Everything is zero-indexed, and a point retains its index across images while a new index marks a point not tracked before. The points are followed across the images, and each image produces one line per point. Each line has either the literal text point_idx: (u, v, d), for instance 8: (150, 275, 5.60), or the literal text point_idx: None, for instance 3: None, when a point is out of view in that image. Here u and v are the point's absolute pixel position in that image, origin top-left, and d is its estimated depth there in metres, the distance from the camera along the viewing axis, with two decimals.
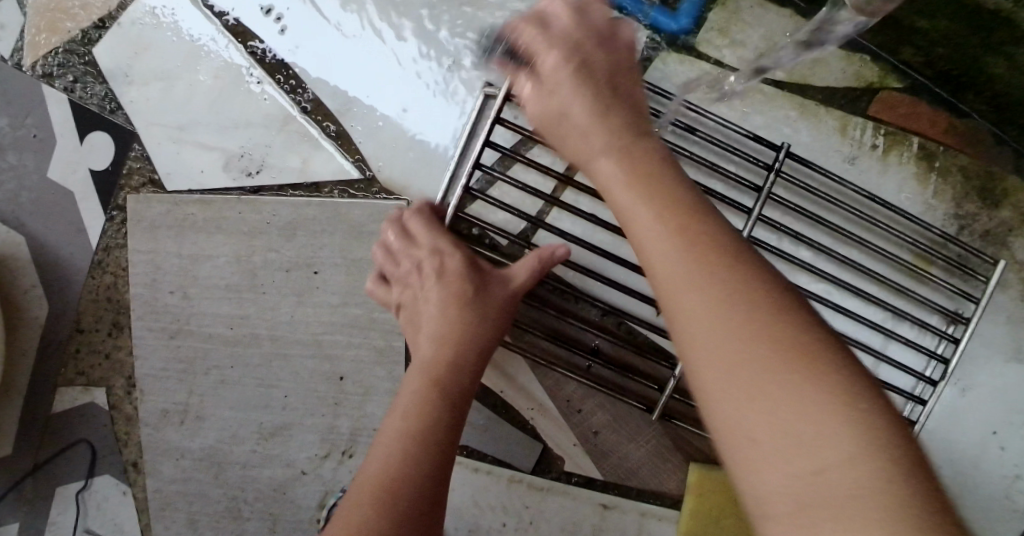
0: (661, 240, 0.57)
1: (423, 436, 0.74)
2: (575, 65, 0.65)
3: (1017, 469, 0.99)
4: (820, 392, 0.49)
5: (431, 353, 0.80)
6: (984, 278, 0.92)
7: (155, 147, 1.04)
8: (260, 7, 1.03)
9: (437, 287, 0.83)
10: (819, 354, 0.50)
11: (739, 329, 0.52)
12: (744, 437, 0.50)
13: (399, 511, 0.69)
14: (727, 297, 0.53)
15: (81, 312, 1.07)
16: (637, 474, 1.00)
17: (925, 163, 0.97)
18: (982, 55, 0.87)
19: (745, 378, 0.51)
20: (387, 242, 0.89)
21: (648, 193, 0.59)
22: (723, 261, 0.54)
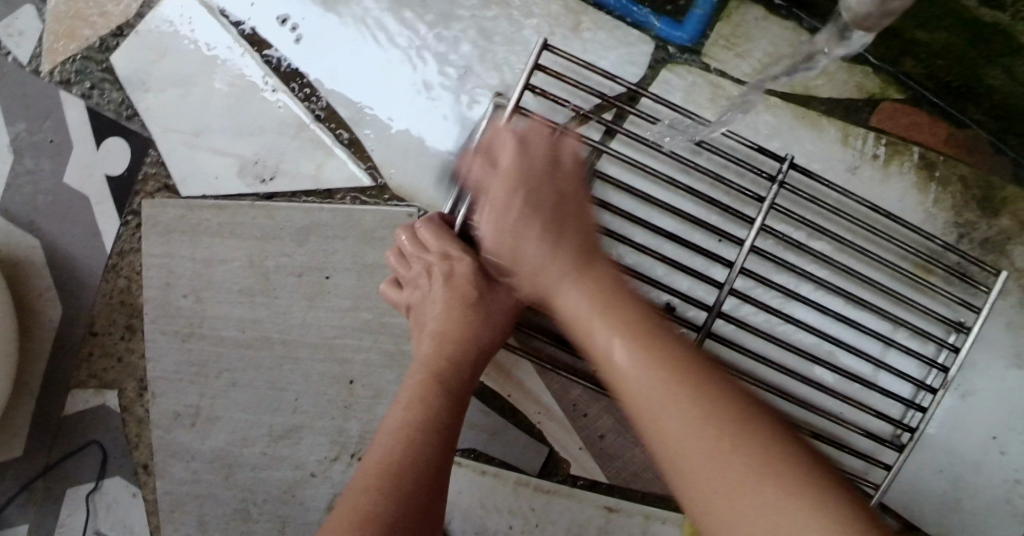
0: (585, 301, 0.71)
1: (425, 437, 0.76)
2: (523, 175, 0.77)
3: (1017, 473, 1.00)
4: (760, 464, 0.57)
5: (433, 355, 0.82)
6: (986, 288, 0.94)
7: (171, 153, 1.06)
8: (274, 16, 1.05)
9: (443, 290, 0.85)
10: (756, 438, 0.58)
11: (676, 411, 0.61)
12: (723, 515, 0.57)
13: (399, 504, 0.71)
14: (655, 372, 0.64)
15: (94, 315, 1.08)
16: (642, 477, 1.02)
17: (926, 172, 0.99)
18: (981, 67, 0.89)
19: (693, 449, 0.59)
20: (400, 246, 0.91)
21: (605, 321, 0.69)
22: (639, 334, 0.67)
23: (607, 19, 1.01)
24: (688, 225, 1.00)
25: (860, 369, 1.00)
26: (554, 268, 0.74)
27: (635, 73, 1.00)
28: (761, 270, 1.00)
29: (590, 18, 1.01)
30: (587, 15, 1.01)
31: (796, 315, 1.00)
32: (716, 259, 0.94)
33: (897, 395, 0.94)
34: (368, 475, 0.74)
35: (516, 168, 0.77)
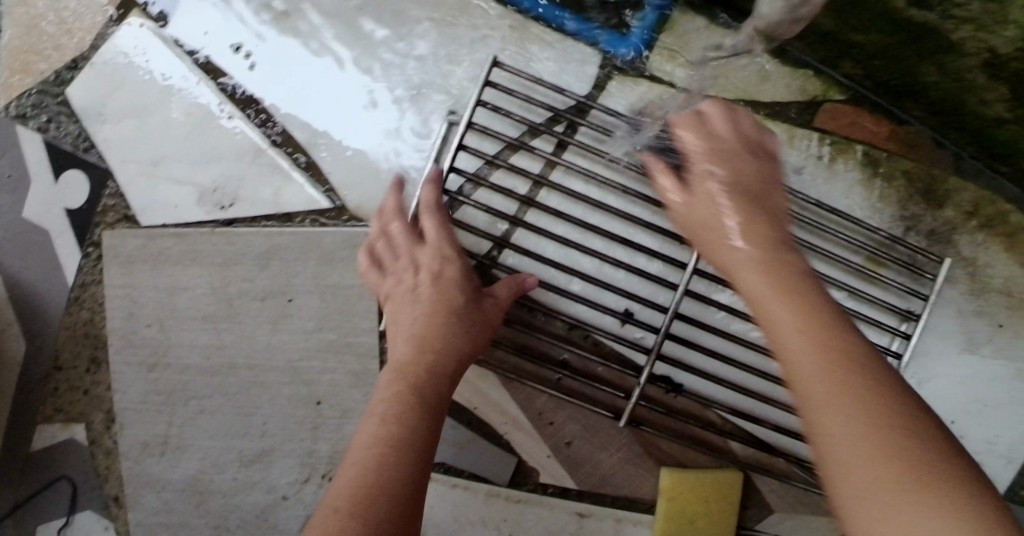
0: (772, 290, 0.66)
1: (403, 438, 0.74)
2: (732, 168, 0.75)
3: (977, 457, 1.03)
4: (911, 444, 0.55)
5: (411, 357, 0.82)
6: (932, 275, 0.99)
7: (130, 183, 1.06)
8: (228, 44, 1.07)
9: (429, 288, 0.87)
10: (913, 425, 0.56)
11: (851, 402, 0.57)
12: (854, 479, 0.55)
13: (381, 515, 0.68)
14: (845, 369, 0.59)
15: (59, 349, 1.08)
16: (611, 482, 1.03)
17: (870, 168, 1.02)
18: (916, 64, 0.91)
19: (845, 426, 0.57)
20: (389, 232, 0.93)
21: (783, 299, 0.65)
22: (824, 325, 0.62)
23: (553, 34, 1.03)
24: (643, 231, 1.01)
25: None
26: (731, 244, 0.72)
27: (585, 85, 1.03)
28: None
29: (538, 34, 1.04)
30: (535, 31, 1.04)
31: None
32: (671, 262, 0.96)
33: None
34: (344, 480, 0.71)
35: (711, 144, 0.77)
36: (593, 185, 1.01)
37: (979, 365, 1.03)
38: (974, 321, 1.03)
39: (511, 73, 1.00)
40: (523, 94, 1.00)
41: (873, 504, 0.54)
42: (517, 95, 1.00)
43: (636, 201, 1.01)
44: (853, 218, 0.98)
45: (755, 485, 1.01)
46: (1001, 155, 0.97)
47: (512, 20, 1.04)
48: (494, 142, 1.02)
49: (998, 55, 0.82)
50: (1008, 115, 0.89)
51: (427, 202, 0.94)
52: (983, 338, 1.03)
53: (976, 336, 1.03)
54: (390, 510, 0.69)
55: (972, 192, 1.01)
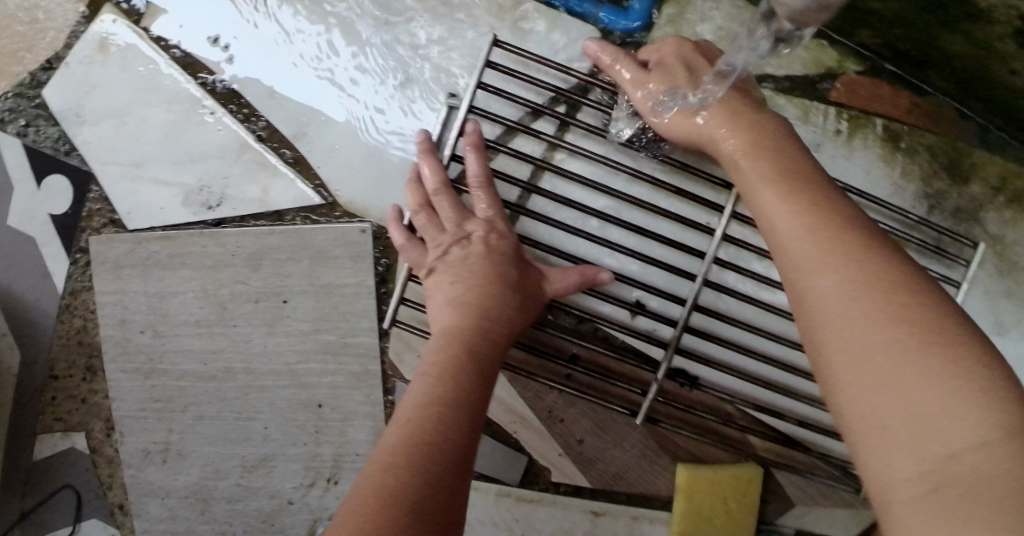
0: (793, 224, 0.67)
1: (457, 398, 0.71)
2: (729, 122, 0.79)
3: None
4: (970, 394, 0.52)
5: (458, 320, 0.78)
6: (964, 261, 0.92)
7: (113, 187, 1.02)
8: (205, 37, 1.02)
9: (480, 259, 0.83)
10: (969, 371, 0.53)
11: (904, 360, 0.55)
12: (850, 343, 0.58)
13: (436, 475, 0.64)
14: (898, 316, 0.57)
15: (54, 358, 1.06)
16: (625, 478, 0.99)
17: (890, 144, 0.95)
18: (938, 33, 0.85)
19: (874, 362, 0.56)
20: (434, 205, 0.87)
21: (781, 180, 0.70)
22: (862, 272, 0.61)
23: (549, 13, 0.97)
24: (654, 217, 0.95)
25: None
26: (749, 185, 0.73)
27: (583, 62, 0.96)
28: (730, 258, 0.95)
29: (534, 13, 0.97)
30: (530, 11, 0.97)
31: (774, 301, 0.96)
32: (687, 250, 0.89)
33: None
34: (395, 440, 0.66)
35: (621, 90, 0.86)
36: (601, 171, 0.95)
37: (1007, 348, 0.98)
38: (1002, 302, 0.97)
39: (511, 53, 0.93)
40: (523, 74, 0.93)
41: (914, 459, 0.52)
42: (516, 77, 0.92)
43: (646, 187, 0.95)
44: (880, 199, 0.91)
45: (774, 477, 0.98)
46: None
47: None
48: (494, 128, 0.95)
49: None
50: None
51: (472, 170, 0.86)
52: (1012, 319, 0.97)
53: (1004, 317, 0.97)
54: (446, 468, 0.65)
55: (999, 165, 0.95)
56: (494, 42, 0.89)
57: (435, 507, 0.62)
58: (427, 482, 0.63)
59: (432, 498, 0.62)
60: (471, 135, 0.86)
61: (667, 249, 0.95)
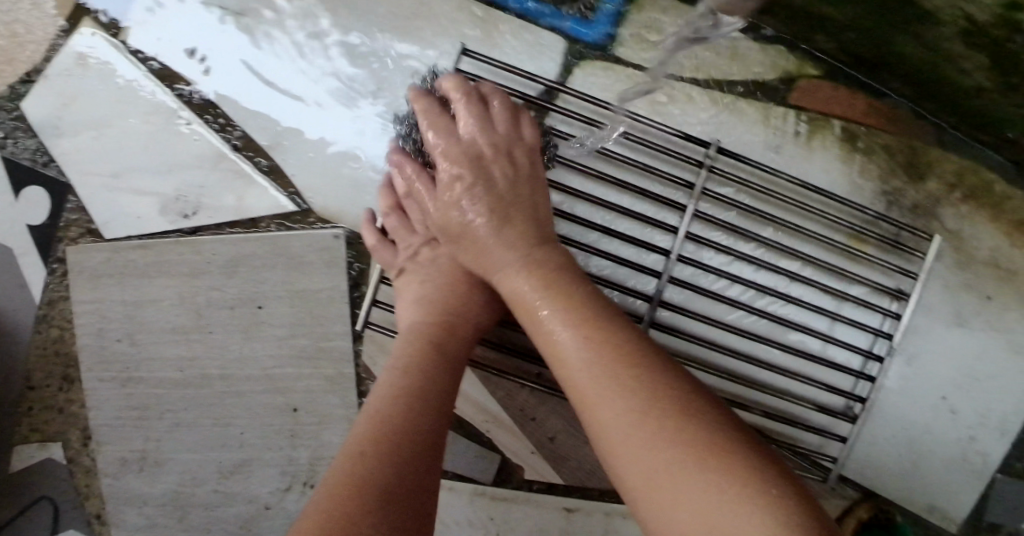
0: (557, 291, 0.74)
1: (426, 389, 0.74)
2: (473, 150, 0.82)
3: (971, 432, 1.01)
4: (688, 421, 0.63)
5: (428, 317, 0.81)
6: (920, 253, 0.96)
7: (91, 197, 1.04)
8: (183, 49, 1.04)
9: (450, 259, 0.85)
10: (677, 399, 0.65)
11: (634, 412, 0.64)
12: (631, 459, 0.64)
13: (408, 459, 0.67)
14: (612, 370, 0.67)
15: (31, 369, 1.06)
16: (598, 475, 1.01)
17: (848, 144, 0.99)
18: (891, 35, 0.88)
19: (656, 475, 0.62)
20: (405, 208, 0.90)
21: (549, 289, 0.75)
22: (598, 337, 0.70)
23: (517, 22, 1.00)
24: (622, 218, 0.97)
25: (808, 345, 0.99)
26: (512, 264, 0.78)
27: (552, 71, 0.99)
28: (694, 257, 0.97)
29: (501, 24, 1.00)
30: (497, 22, 1.00)
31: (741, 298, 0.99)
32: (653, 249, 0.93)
33: (843, 366, 0.96)
34: (365, 429, 0.69)
35: (446, 147, 0.83)
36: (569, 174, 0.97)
37: (969, 339, 1.00)
38: (962, 294, 1.00)
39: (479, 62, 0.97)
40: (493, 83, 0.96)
41: (676, 509, 0.60)
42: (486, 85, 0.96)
43: (614, 189, 0.97)
44: (837, 197, 0.95)
45: None
46: (984, 125, 0.94)
47: (473, 13, 1.01)
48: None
49: (976, 23, 0.80)
50: (989, 83, 0.86)
51: (440, 175, 0.88)
52: (971, 311, 1.00)
53: (965, 309, 1.00)
54: (418, 451, 0.68)
55: (954, 163, 0.99)
56: (464, 51, 0.93)
57: (408, 487, 0.65)
58: (397, 466, 0.66)
59: (405, 480, 0.65)
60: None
61: (635, 250, 0.97)
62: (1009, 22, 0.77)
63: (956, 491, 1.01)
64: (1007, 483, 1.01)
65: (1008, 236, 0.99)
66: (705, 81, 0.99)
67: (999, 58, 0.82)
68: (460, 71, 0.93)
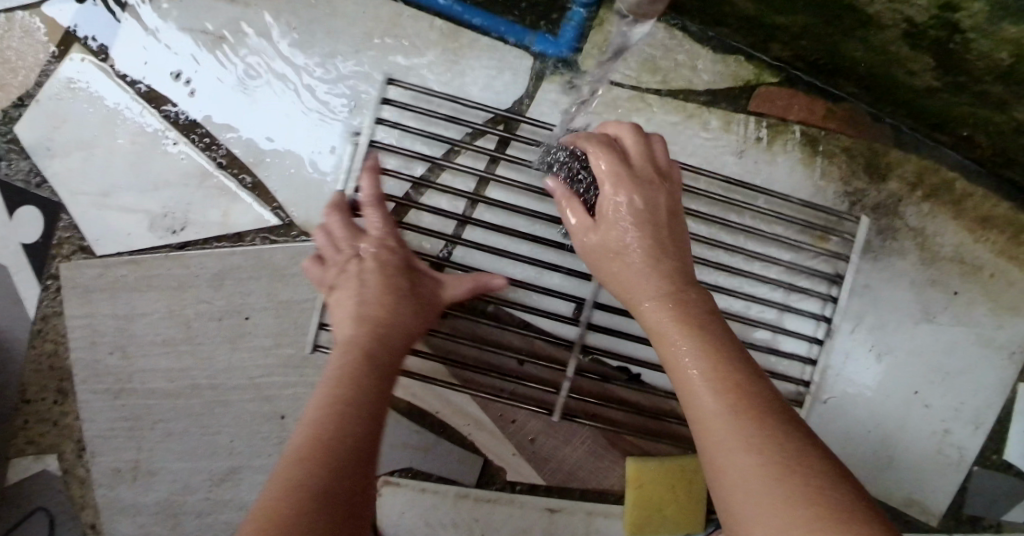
0: (662, 297, 0.76)
1: (361, 404, 0.73)
2: (622, 163, 0.82)
3: (944, 424, 1.03)
4: (764, 427, 0.65)
5: (357, 323, 0.81)
6: (849, 236, 0.98)
7: (82, 216, 1.07)
8: (168, 73, 1.08)
9: (374, 274, 0.85)
10: (779, 423, 0.65)
11: (735, 411, 0.66)
12: (701, 416, 0.68)
13: (337, 467, 0.67)
14: (725, 387, 0.68)
15: (26, 383, 1.09)
16: (577, 475, 1.03)
17: (810, 147, 1.02)
18: (840, 40, 0.92)
19: (725, 438, 0.65)
20: (329, 225, 0.89)
21: (650, 267, 0.78)
22: (701, 331, 0.72)
23: (486, 38, 1.04)
24: None
25: (774, 344, 1.02)
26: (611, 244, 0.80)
27: (520, 85, 1.03)
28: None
29: (471, 42, 1.04)
30: (467, 40, 1.04)
31: None
32: None
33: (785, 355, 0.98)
34: (300, 440, 0.69)
35: (617, 172, 0.81)
36: (537, 185, 1.01)
37: (936, 333, 1.03)
38: (927, 290, 1.03)
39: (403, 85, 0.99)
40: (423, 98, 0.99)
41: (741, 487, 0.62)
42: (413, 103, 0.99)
43: None
44: (788, 196, 0.98)
45: None
46: (939, 124, 0.97)
47: (443, 32, 1.05)
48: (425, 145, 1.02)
49: (916, 25, 0.84)
50: (937, 83, 0.90)
51: (365, 192, 0.88)
52: (939, 307, 1.03)
53: (931, 304, 1.03)
54: (348, 459, 0.68)
55: (915, 163, 1.02)
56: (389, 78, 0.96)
57: (338, 496, 0.65)
58: (331, 476, 0.66)
59: (336, 488, 0.66)
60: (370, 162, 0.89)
61: None
62: (944, 21, 0.81)
63: (931, 483, 1.03)
64: (985, 476, 1.03)
65: (972, 232, 1.02)
66: (667, 92, 1.02)
67: (943, 58, 0.86)
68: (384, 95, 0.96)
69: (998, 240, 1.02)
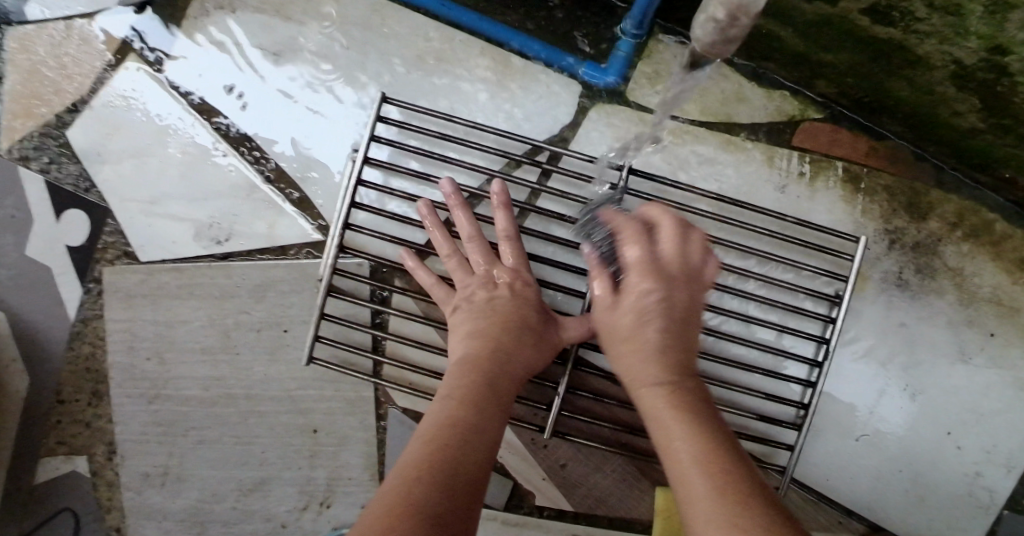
0: (661, 388, 0.73)
1: (477, 424, 0.71)
2: (655, 264, 0.77)
3: (977, 467, 1.03)
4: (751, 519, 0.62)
5: (478, 348, 0.80)
6: (848, 254, 0.95)
7: (129, 222, 1.09)
8: (221, 86, 1.10)
9: (505, 302, 0.85)
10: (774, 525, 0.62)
11: (723, 512, 0.63)
12: (691, 504, 0.65)
13: (454, 482, 0.65)
14: (719, 485, 0.65)
15: (62, 383, 1.10)
16: (607, 503, 1.03)
17: (851, 185, 1.03)
18: (886, 80, 0.94)
19: (715, 529, 0.62)
20: (452, 250, 0.91)
21: (644, 351, 0.75)
22: (697, 427, 0.69)
23: (535, 63, 1.06)
24: None
25: (796, 373, 1.01)
26: (625, 330, 0.76)
27: (567, 111, 1.05)
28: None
29: (520, 66, 1.06)
30: (516, 64, 1.06)
31: (735, 331, 1.01)
32: None
33: (784, 375, 0.96)
34: (418, 454, 0.67)
35: (646, 262, 0.77)
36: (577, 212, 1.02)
37: (971, 373, 1.03)
38: (963, 330, 1.03)
39: (401, 106, 0.99)
40: (421, 117, 0.99)
41: None
42: (409, 124, 0.99)
43: None
44: (814, 225, 0.96)
45: None
46: (981, 164, 0.98)
47: (493, 54, 1.07)
48: (444, 168, 1.03)
49: (964, 67, 0.85)
50: (983, 124, 0.92)
51: (500, 226, 0.90)
52: (975, 347, 1.03)
53: (967, 344, 1.03)
54: (469, 480, 0.66)
55: (955, 203, 1.03)
56: (382, 98, 0.95)
57: (455, 512, 0.63)
58: (448, 493, 0.64)
59: (451, 505, 0.63)
60: (452, 193, 0.92)
61: None
62: (992, 65, 0.83)
63: (963, 525, 1.03)
64: (1014, 521, 1.03)
65: (1009, 275, 1.02)
66: (713, 124, 1.04)
67: (988, 99, 0.88)
68: (378, 116, 0.96)
69: None
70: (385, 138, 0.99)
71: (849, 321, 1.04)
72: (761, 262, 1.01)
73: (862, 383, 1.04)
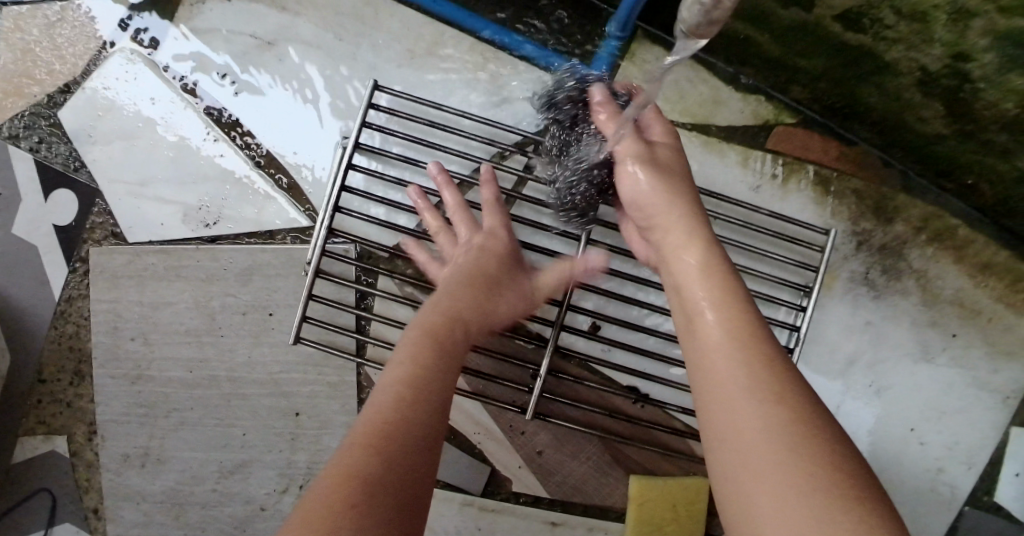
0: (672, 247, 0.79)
1: (438, 375, 0.72)
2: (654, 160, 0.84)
3: (938, 462, 1.07)
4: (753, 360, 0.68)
5: (445, 300, 0.81)
6: (819, 247, 1.00)
7: (118, 203, 1.10)
8: (215, 70, 1.12)
9: (477, 257, 0.87)
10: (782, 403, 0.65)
11: (729, 347, 0.69)
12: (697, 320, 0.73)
13: (410, 435, 0.66)
14: (743, 366, 0.67)
15: (44, 362, 1.10)
16: (582, 490, 1.06)
17: (822, 188, 1.08)
18: (857, 86, 0.99)
19: (726, 403, 0.65)
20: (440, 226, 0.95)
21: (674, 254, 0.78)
22: (729, 308, 0.72)
23: (522, 61, 1.10)
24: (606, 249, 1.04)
25: None
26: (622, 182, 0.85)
27: None
28: (614, 264, 1.04)
29: (507, 63, 1.10)
30: (502, 60, 1.10)
31: None
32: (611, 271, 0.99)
33: None
34: (377, 407, 0.68)
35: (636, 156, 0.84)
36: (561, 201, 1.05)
37: (931, 371, 1.08)
38: (925, 330, 1.08)
39: (395, 94, 1.02)
40: (413, 103, 1.02)
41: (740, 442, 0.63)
42: (401, 111, 1.02)
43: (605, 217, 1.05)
44: (787, 218, 1.00)
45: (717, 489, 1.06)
46: (945, 172, 1.04)
47: (482, 52, 1.10)
48: (435, 156, 1.06)
49: (929, 74, 0.90)
50: (946, 130, 0.96)
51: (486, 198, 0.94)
52: (938, 346, 1.08)
53: (927, 343, 1.08)
54: (426, 437, 0.67)
55: (919, 208, 1.07)
56: (375, 86, 0.98)
57: (409, 467, 0.64)
58: (403, 450, 0.65)
59: (409, 459, 0.64)
60: (439, 173, 0.96)
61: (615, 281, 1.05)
62: (955, 71, 0.87)
63: (921, 517, 1.07)
64: (972, 515, 1.07)
65: (972, 277, 1.07)
66: (693, 124, 1.08)
67: (952, 106, 0.92)
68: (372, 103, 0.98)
69: (997, 286, 1.07)
70: (376, 123, 1.01)
71: (816, 317, 1.08)
72: (737, 254, 1.05)
73: (827, 378, 1.08)
